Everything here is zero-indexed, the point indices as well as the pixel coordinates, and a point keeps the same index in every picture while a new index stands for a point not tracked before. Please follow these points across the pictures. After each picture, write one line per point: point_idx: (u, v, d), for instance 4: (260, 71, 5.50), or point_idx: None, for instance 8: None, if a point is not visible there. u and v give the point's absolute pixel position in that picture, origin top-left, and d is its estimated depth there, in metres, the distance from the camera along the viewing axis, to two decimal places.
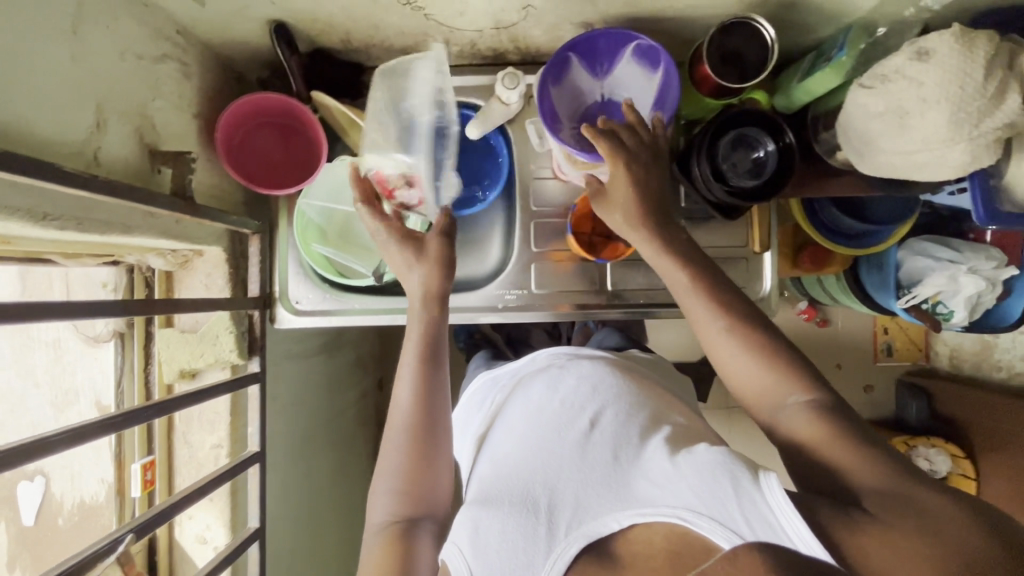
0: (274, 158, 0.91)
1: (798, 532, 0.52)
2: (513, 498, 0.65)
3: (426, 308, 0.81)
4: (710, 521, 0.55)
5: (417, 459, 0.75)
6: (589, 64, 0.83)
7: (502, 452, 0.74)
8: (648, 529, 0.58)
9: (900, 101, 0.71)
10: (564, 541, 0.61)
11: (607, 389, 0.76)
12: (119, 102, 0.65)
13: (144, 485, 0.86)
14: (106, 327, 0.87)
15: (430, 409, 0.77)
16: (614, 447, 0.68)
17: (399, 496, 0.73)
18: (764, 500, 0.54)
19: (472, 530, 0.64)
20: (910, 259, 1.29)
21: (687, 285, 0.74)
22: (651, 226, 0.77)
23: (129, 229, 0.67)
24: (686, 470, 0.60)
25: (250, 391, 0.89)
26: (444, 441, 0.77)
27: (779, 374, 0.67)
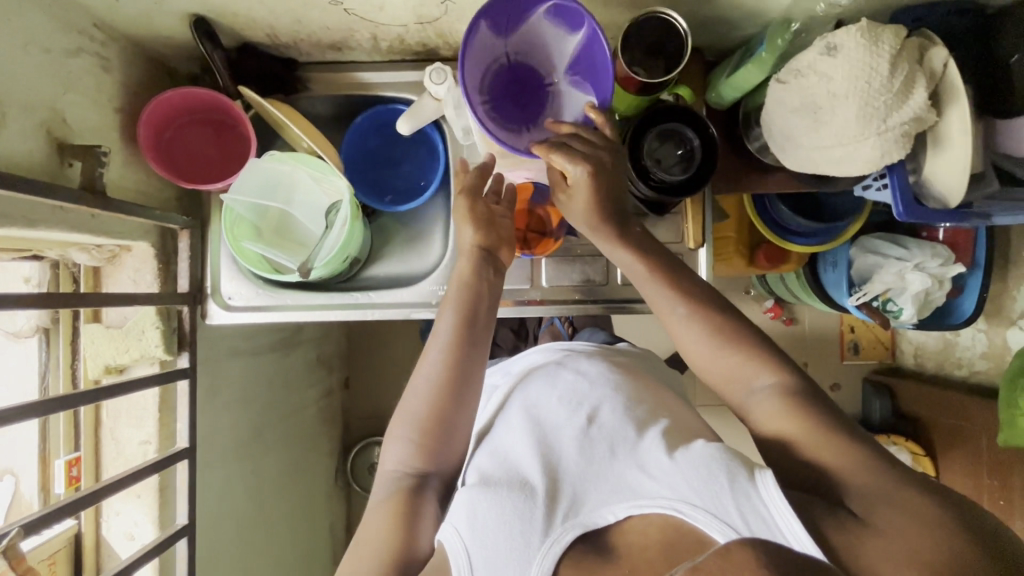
0: (206, 155, 0.91)
1: (793, 531, 0.53)
2: (510, 483, 0.66)
3: (475, 264, 0.81)
4: (704, 513, 0.57)
5: (432, 423, 0.74)
6: (495, 25, 0.76)
7: (500, 441, 0.74)
8: (644, 521, 0.60)
9: (813, 97, 0.72)
10: (560, 529, 0.61)
11: (606, 383, 0.77)
12: (22, 95, 0.65)
13: (69, 481, 0.87)
14: (30, 322, 0.87)
15: (461, 375, 0.76)
16: (611, 442, 0.68)
17: (413, 446, 0.74)
18: (759, 497, 0.56)
19: (468, 509, 0.64)
20: (860, 257, 1.29)
21: (645, 274, 0.77)
22: (610, 225, 0.77)
23: (34, 222, 0.67)
24: (684, 466, 0.61)
25: (179, 386, 0.89)
26: (465, 408, 0.76)
27: (743, 362, 0.71)
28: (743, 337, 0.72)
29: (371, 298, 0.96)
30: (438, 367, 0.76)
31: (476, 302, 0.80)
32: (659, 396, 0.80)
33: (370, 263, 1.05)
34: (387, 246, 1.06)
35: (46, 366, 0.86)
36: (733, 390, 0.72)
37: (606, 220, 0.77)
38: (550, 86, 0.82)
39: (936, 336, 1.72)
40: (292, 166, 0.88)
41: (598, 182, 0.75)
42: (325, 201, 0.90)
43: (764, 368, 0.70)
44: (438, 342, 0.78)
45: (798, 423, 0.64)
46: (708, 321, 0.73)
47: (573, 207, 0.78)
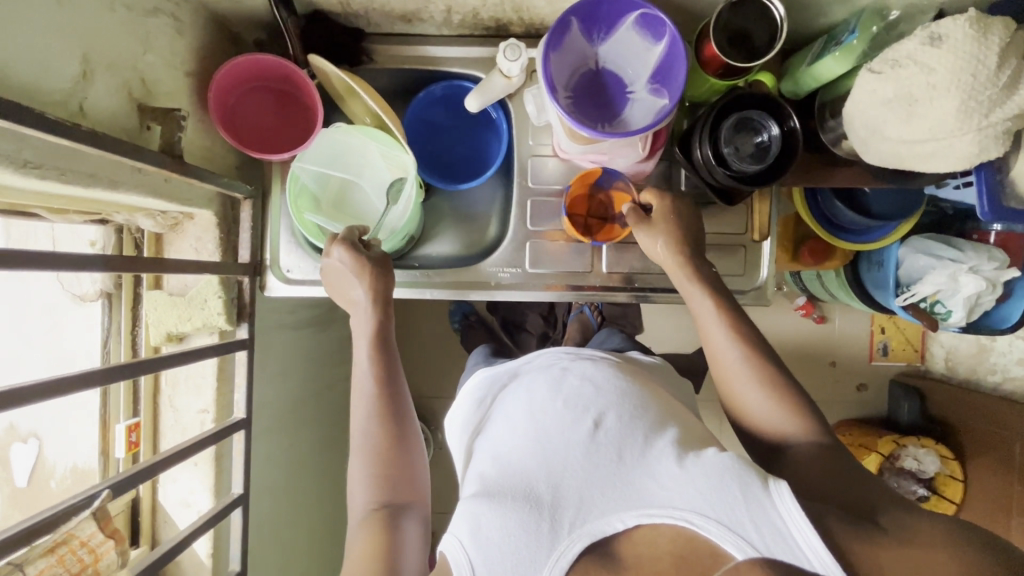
0: (267, 123, 0.90)
1: (808, 541, 0.55)
2: (515, 492, 0.64)
3: (375, 310, 0.80)
4: (719, 525, 0.57)
5: (388, 448, 0.74)
6: (588, 28, 0.80)
7: (500, 446, 0.71)
8: (653, 530, 0.59)
9: (909, 88, 0.70)
10: (567, 540, 0.60)
11: (612, 390, 0.73)
12: (108, 54, 0.63)
13: (129, 447, 0.85)
14: (92, 286, 0.85)
15: (394, 399, 0.77)
16: (617, 447, 0.66)
17: (374, 481, 0.72)
18: (775, 509, 0.57)
19: (471, 521, 0.63)
20: (910, 257, 1.27)
21: (714, 309, 0.77)
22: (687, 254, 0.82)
23: (115, 185, 0.66)
24: (694, 475, 0.61)
25: (237, 357, 0.88)
26: (412, 428, 0.77)
27: (785, 413, 0.70)
28: (787, 385, 0.72)
29: (428, 277, 0.97)
30: (369, 401, 0.76)
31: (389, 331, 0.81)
32: (665, 399, 0.77)
33: (423, 241, 1.03)
34: (439, 226, 1.04)
35: (107, 332, 0.86)
36: (770, 436, 0.71)
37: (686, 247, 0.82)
38: (630, 93, 0.84)
39: (970, 341, 1.71)
40: (362, 139, 0.88)
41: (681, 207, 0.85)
42: (388, 176, 0.91)
43: (804, 425, 0.70)
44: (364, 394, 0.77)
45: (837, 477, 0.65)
46: (758, 372, 0.72)
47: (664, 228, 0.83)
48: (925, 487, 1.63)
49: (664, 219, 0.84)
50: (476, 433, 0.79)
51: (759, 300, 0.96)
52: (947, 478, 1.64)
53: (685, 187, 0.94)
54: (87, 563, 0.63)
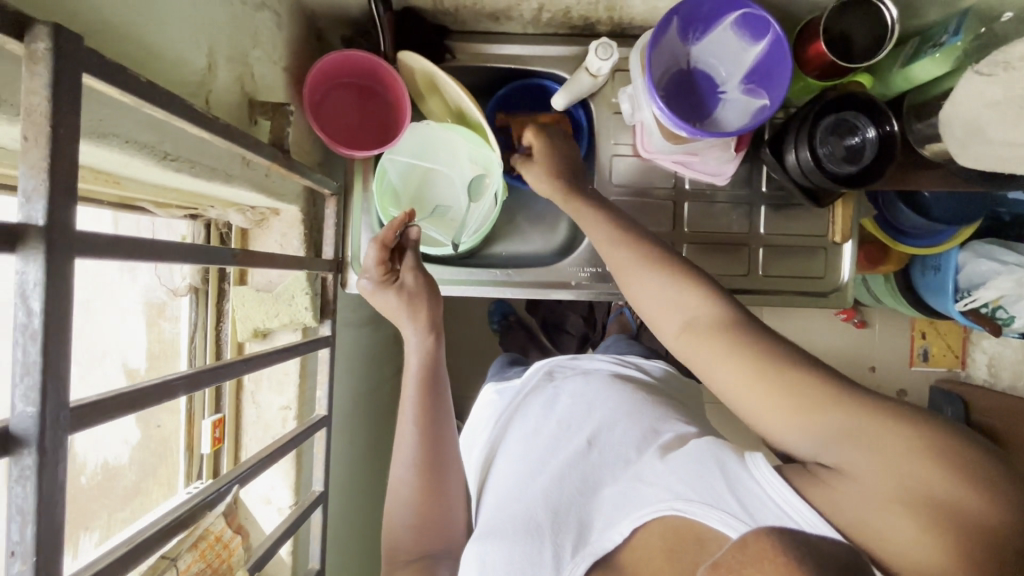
0: (354, 120, 0.89)
1: (794, 506, 0.47)
2: (517, 525, 0.61)
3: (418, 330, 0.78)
4: (703, 506, 0.50)
5: (427, 486, 0.75)
6: (686, 27, 0.79)
7: (502, 478, 0.71)
8: (646, 532, 0.54)
9: (1020, 90, 0.69)
10: (571, 564, 0.57)
11: (601, 402, 0.74)
12: (227, 47, 0.63)
13: (213, 442, 0.85)
14: (183, 279, 0.83)
15: (433, 442, 0.77)
16: (609, 462, 0.65)
17: (414, 525, 0.74)
18: (754, 482, 0.50)
19: (479, 562, 0.61)
20: (971, 261, 1.26)
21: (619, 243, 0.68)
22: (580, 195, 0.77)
23: (228, 179, 0.66)
24: (676, 466, 0.56)
25: (320, 354, 0.88)
26: (453, 472, 0.77)
27: (686, 296, 0.59)
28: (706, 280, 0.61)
29: (510, 276, 0.97)
30: (409, 443, 0.77)
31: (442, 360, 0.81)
32: (666, 406, 0.74)
33: (493, 241, 1.03)
34: (511, 225, 1.03)
35: (194, 328, 0.85)
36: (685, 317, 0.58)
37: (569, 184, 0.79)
38: (722, 94, 0.84)
39: None
40: (447, 134, 0.86)
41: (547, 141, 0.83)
42: (468, 172, 0.89)
43: (699, 296, 0.59)
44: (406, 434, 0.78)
45: (743, 375, 0.52)
46: (658, 267, 0.63)
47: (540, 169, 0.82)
48: None
49: (544, 159, 0.82)
50: (484, 459, 0.79)
51: (838, 303, 0.96)
52: None
53: (768, 188, 0.94)
54: (223, 557, 0.73)
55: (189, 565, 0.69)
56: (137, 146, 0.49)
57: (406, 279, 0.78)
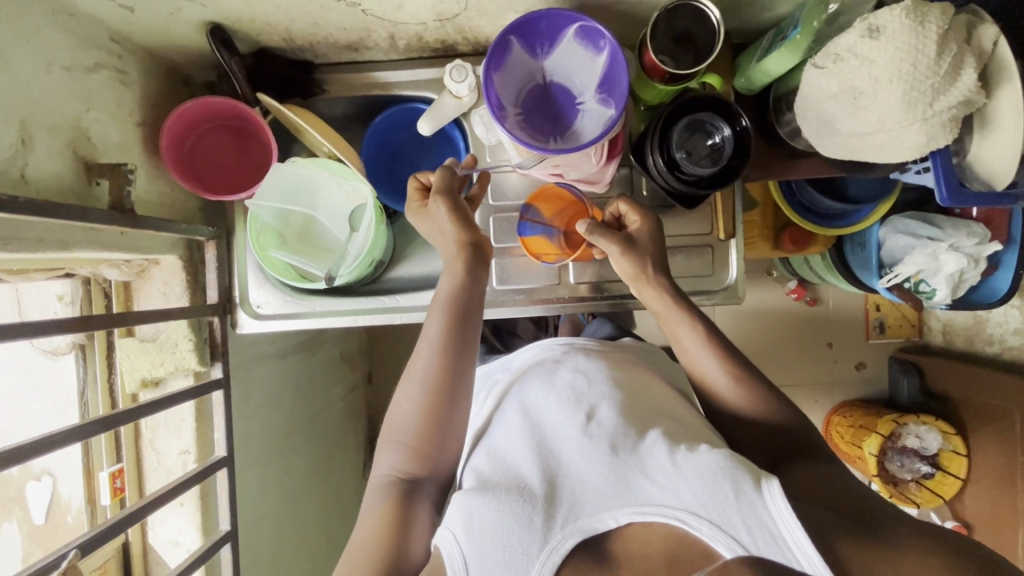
0: (227, 162, 0.90)
1: (802, 548, 0.55)
2: (508, 486, 0.66)
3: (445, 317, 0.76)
4: (709, 525, 0.58)
5: (426, 428, 0.73)
6: (530, 45, 0.80)
7: (496, 442, 0.74)
8: (646, 528, 0.61)
9: (852, 81, 0.69)
10: (560, 535, 0.61)
11: (603, 381, 0.76)
12: (46, 118, 0.64)
13: (114, 492, 0.88)
14: (65, 339, 0.86)
15: (450, 376, 0.74)
16: (611, 440, 0.67)
17: (408, 451, 0.74)
18: (765, 507, 0.57)
19: (464, 515, 0.64)
20: (891, 237, 1.25)
21: (679, 313, 0.80)
22: (652, 277, 0.81)
23: (67, 245, 0.67)
24: (687, 472, 0.61)
25: (214, 397, 0.89)
26: (461, 406, 0.75)
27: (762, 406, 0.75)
28: (749, 378, 0.76)
29: (398, 301, 0.97)
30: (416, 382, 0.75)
31: (466, 328, 0.76)
32: (659, 392, 0.79)
33: (395, 264, 1.02)
34: (408, 245, 1.02)
35: (84, 383, 0.87)
36: (757, 426, 0.74)
37: (652, 271, 0.82)
38: (580, 105, 0.83)
39: (967, 313, 1.68)
40: (315, 171, 0.88)
41: (655, 225, 0.84)
42: (348, 205, 0.91)
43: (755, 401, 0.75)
44: (415, 381, 0.75)
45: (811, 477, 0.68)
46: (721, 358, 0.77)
47: (637, 252, 0.81)
48: (929, 465, 1.61)
49: (647, 243, 0.83)
50: (478, 428, 0.82)
51: (731, 299, 0.96)
52: (951, 453, 1.61)
53: (648, 192, 0.94)
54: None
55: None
56: None
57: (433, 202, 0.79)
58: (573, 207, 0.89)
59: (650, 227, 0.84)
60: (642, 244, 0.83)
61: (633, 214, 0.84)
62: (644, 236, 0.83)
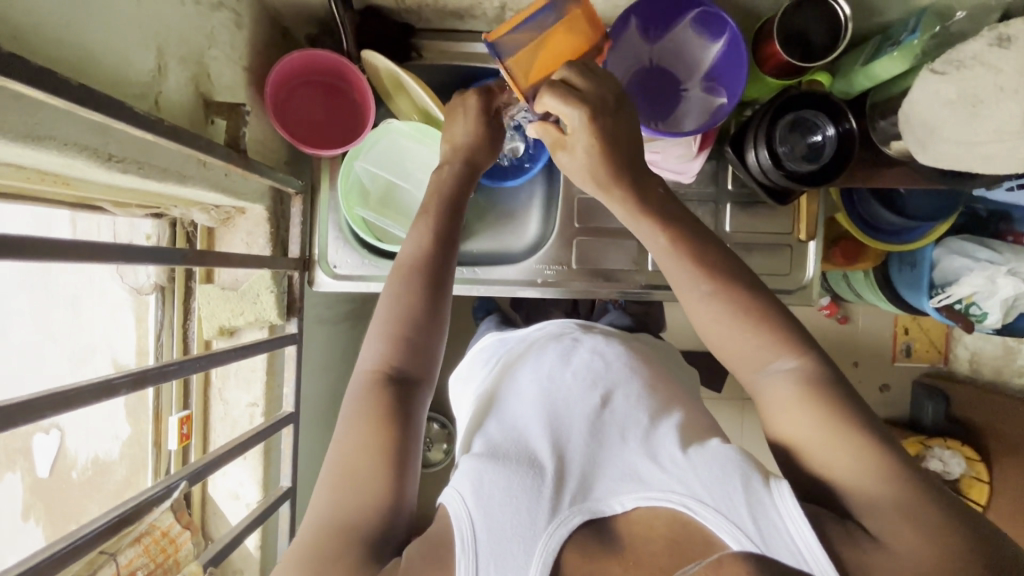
0: (318, 117, 0.89)
1: (809, 546, 0.47)
2: (517, 457, 0.60)
3: (443, 219, 0.70)
4: (715, 512, 0.51)
5: (408, 328, 0.63)
6: (644, 26, 0.80)
7: (506, 411, 0.69)
8: (650, 514, 0.54)
9: (974, 88, 0.69)
10: (568, 511, 0.54)
11: (621, 366, 0.73)
12: (179, 48, 0.64)
13: (180, 439, 0.86)
14: (148, 278, 0.86)
15: (434, 272, 0.66)
16: (622, 429, 0.64)
17: (391, 342, 0.62)
18: (773, 504, 0.50)
19: (473, 479, 0.57)
20: (946, 258, 1.26)
21: (668, 246, 0.61)
22: (625, 185, 0.62)
23: (183, 178, 0.67)
24: (697, 461, 0.56)
25: (286, 352, 0.89)
26: (442, 318, 0.65)
27: (759, 342, 0.57)
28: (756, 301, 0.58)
29: (476, 274, 0.97)
30: (404, 293, 0.65)
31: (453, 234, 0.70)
32: (676, 391, 0.74)
33: (466, 237, 1.01)
34: (481, 222, 1.03)
35: (161, 325, 0.87)
36: None
37: (625, 177, 0.62)
38: (684, 92, 0.82)
39: (996, 343, 1.69)
40: (400, 140, 0.89)
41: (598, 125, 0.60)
42: None
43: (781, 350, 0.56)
44: (386, 299, 0.65)
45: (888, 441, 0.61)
46: (728, 305, 0.58)
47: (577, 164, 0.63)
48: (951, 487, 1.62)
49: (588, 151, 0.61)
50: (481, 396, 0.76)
51: (805, 300, 0.96)
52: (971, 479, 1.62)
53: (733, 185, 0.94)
54: (169, 553, 0.71)
55: (132, 560, 0.67)
56: (77, 148, 0.50)
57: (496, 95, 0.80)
58: (544, 51, 0.69)
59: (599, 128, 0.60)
60: (576, 158, 0.63)
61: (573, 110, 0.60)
62: (584, 144, 0.61)
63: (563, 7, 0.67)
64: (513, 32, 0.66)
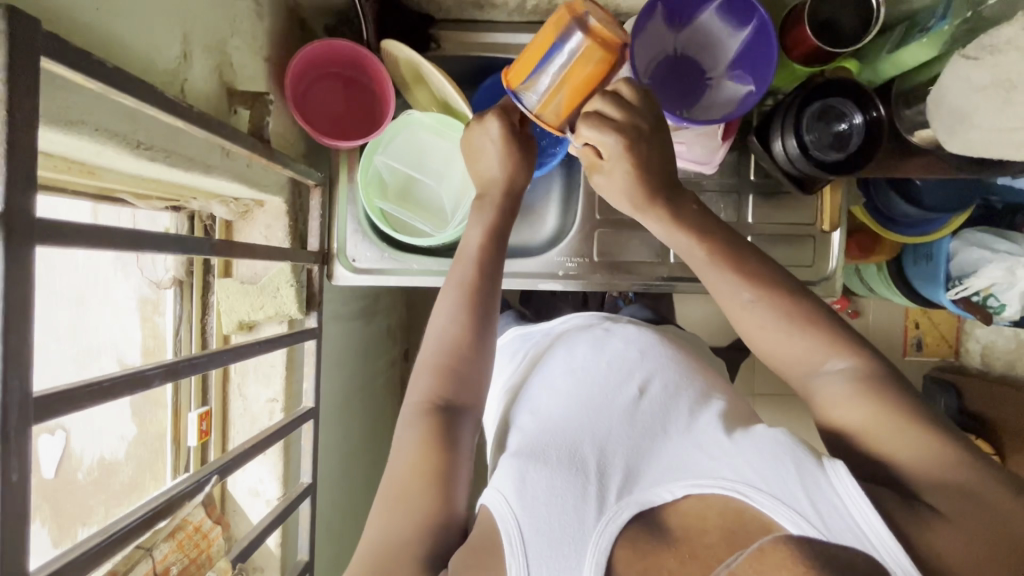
0: (338, 109, 0.88)
1: (875, 530, 0.45)
2: (559, 453, 0.60)
3: (485, 255, 0.73)
4: (771, 498, 0.49)
5: (454, 361, 0.67)
6: (671, 14, 0.79)
7: (541, 402, 0.69)
8: (702, 502, 0.52)
9: (1008, 74, 0.69)
10: (615, 507, 0.54)
11: (658, 356, 0.73)
12: (204, 36, 0.62)
13: (200, 435, 0.85)
14: (166, 272, 0.84)
15: (479, 308, 0.69)
16: (660, 420, 0.64)
17: (438, 376, 0.66)
18: (832, 488, 0.48)
19: (517, 478, 0.57)
20: (964, 250, 1.24)
21: (706, 260, 0.65)
22: (662, 202, 0.68)
23: (208, 169, 0.65)
24: (745, 448, 0.55)
25: (306, 346, 0.87)
26: (488, 354, 0.69)
27: (802, 341, 0.59)
28: (791, 296, 0.62)
29: None
30: (451, 327, 0.68)
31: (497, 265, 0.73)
32: (713, 379, 0.74)
33: None
34: None
35: (179, 321, 0.85)
36: None
37: (660, 195, 0.68)
38: (710, 81, 0.81)
39: (1009, 336, 1.70)
40: (415, 131, 0.87)
41: (635, 154, 0.67)
42: (459, 172, 0.89)
43: (829, 350, 0.58)
44: (433, 338, 0.69)
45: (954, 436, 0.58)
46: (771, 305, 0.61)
47: (614, 187, 0.70)
48: None
49: (626, 174, 0.68)
50: (513, 390, 0.76)
51: (827, 292, 0.96)
52: None
53: (756, 175, 0.94)
54: (202, 548, 0.66)
55: (167, 555, 0.62)
56: (108, 135, 0.49)
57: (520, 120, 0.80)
58: (566, 87, 0.72)
59: (636, 153, 0.67)
60: (612, 180, 0.70)
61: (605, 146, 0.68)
62: (620, 168, 0.68)
63: (575, 39, 0.67)
64: (530, 73, 0.71)
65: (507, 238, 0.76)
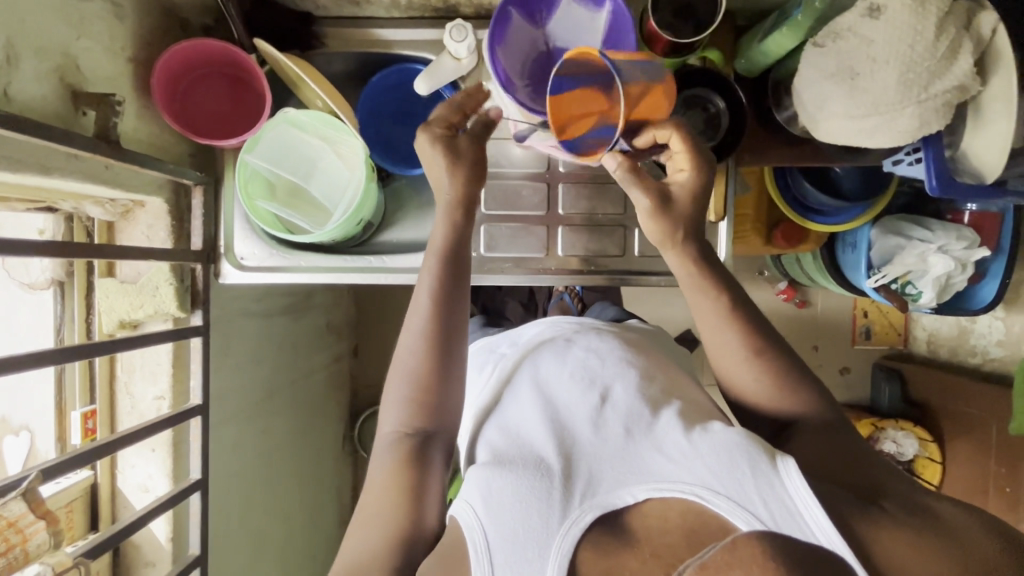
0: (222, 109, 0.89)
1: (819, 523, 0.50)
2: (524, 460, 0.59)
3: (443, 265, 0.70)
4: (728, 502, 0.52)
5: (427, 381, 0.67)
6: (529, 13, 0.80)
7: (508, 415, 0.67)
8: (663, 504, 0.54)
9: (850, 61, 0.69)
10: (579, 510, 0.55)
11: (619, 360, 0.70)
12: (34, 40, 0.63)
13: (86, 433, 0.88)
14: (44, 275, 0.88)
15: (448, 332, 0.69)
16: (625, 421, 0.61)
17: (410, 404, 0.67)
18: (782, 485, 0.52)
19: (482, 488, 0.57)
20: (881, 237, 1.23)
21: (726, 313, 0.67)
22: (685, 243, 0.68)
23: (49, 170, 0.67)
24: (702, 449, 0.56)
25: (192, 343, 0.88)
26: (454, 378, 0.69)
27: (792, 398, 0.64)
28: (771, 350, 0.66)
29: (385, 262, 0.94)
30: (413, 361, 0.68)
31: (458, 276, 0.71)
32: (671, 370, 0.72)
33: (383, 228, 0.98)
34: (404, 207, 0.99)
35: (61, 318, 0.88)
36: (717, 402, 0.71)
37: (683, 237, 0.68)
38: None
39: (951, 322, 1.58)
40: (301, 135, 0.89)
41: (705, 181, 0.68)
42: (347, 174, 0.90)
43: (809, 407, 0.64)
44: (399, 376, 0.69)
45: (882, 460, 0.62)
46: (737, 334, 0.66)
47: (671, 214, 0.67)
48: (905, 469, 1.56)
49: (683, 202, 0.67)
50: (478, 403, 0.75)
51: None
52: (925, 460, 1.57)
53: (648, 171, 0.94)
54: (14, 543, 0.63)
55: None
56: None
57: (463, 143, 0.73)
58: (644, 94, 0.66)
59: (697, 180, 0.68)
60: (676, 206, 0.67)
61: (683, 154, 0.67)
62: (685, 193, 0.67)
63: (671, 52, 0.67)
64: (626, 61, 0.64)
65: (471, 244, 0.72)
